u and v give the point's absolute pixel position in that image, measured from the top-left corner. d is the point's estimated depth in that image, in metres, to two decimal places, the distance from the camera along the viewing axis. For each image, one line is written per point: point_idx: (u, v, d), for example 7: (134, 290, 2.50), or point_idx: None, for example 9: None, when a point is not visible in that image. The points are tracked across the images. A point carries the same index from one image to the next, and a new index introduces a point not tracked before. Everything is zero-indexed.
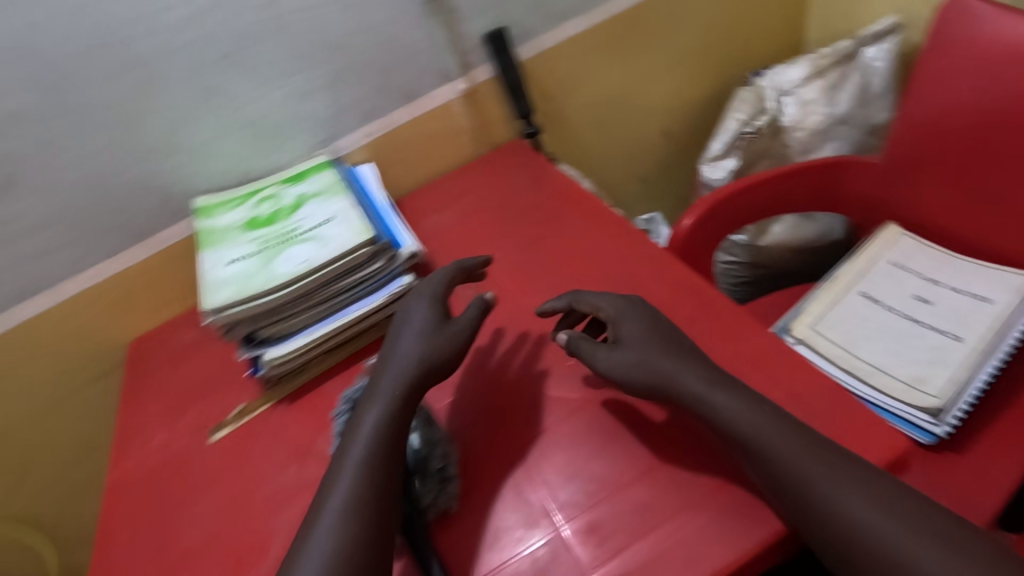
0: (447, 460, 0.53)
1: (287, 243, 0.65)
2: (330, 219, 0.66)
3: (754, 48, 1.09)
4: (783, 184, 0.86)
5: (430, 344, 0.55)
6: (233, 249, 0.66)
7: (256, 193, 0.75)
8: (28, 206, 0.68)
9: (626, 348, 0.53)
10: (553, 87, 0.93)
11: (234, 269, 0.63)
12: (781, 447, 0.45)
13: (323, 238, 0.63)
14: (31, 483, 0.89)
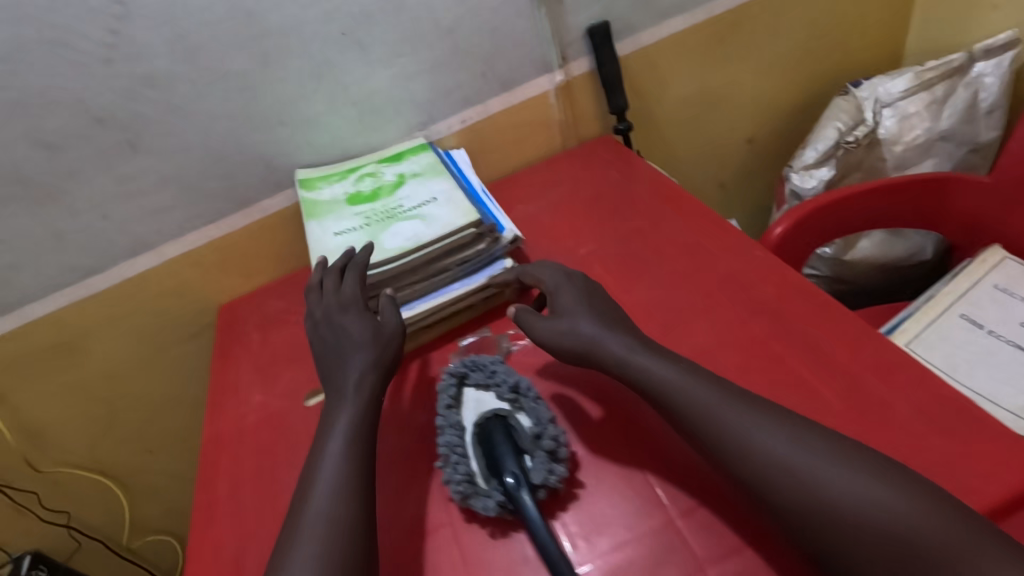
0: (560, 441, 0.49)
1: (392, 219, 0.68)
2: (433, 199, 0.69)
3: (849, 58, 1.06)
4: (876, 199, 0.83)
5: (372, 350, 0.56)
6: (339, 221, 0.70)
7: (358, 169, 0.77)
8: (148, 167, 0.71)
9: (560, 318, 0.56)
10: (646, 85, 0.93)
11: (342, 240, 0.67)
12: (725, 437, 0.46)
13: (429, 217, 0.66)
14: (115, 434, 0.93)
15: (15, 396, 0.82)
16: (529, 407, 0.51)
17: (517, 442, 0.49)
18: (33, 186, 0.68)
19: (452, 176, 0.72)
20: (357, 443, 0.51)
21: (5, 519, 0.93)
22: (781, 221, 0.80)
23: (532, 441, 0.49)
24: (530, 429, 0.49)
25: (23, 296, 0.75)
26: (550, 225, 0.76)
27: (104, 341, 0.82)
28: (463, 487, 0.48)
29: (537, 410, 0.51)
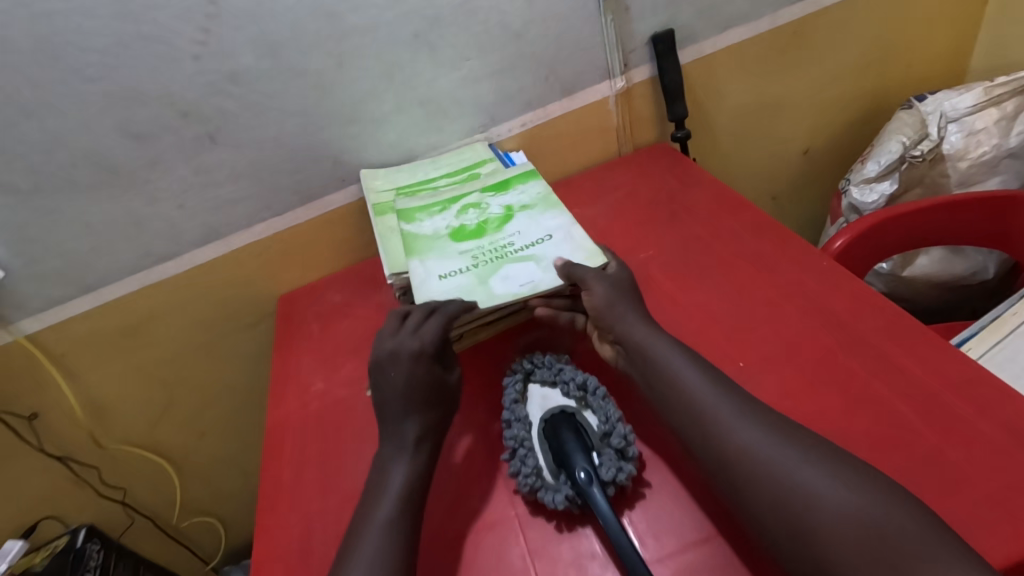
0: (628, 440, 0.50)
1: (503, 260, 0.64)
2: (546, 238, 0.65)
3: (912, 72, 1.05)
4: (933, 219, 0.82)
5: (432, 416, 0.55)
6: (443, 261, 0.65)
7: (459, 199, 0.74)
8: (224, 160, 0.74)
9: (597, 278, 0.59)
10: (705, 94, 0.93)
11: (450, 282, 0.62)
12: (764, 487, 0.44)
13: (543, 258, 0.63)
14: (173, 416, 0.96)
15: (84, 375, 0.86)
16: (597, 406, 0.53)
17: (586, 440, 0.50)
18: (117, 173, 0.71)
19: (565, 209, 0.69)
20: (391, 483, 0.51)
21: (65, 492, 0.97)
22: (841, 234, 0.79)
23: (599, 441, 0.50)
24: (599, 428, 0.51)
25: (99, 279, 0.78)
26: (607, 229, 0.77)
27: (168, 327, 0.85)
28: (530, 481, 0.49)
29: (606, 409, 0.52)
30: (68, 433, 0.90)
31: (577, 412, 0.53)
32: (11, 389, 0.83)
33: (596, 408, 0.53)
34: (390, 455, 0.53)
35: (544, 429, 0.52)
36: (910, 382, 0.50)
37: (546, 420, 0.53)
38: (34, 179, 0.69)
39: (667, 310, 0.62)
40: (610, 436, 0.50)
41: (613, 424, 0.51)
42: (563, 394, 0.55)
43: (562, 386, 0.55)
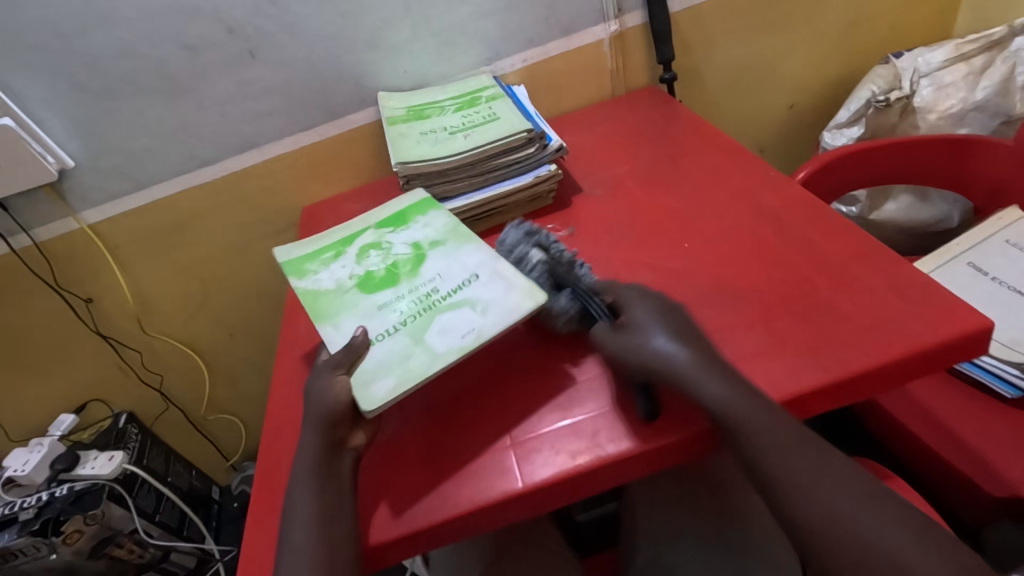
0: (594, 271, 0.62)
1: (433, 311, 0.59)
2: (472, 278, 0.61)
3: (898, 34, 1.11)
4: (885, 155, 0.93)
5: (325, 466, 0.52)
6: (367, 321, 0.60)
7: (364, 253, 0.70)
8: (261, 75, 0.86)
9: (637, 330, 0.53)
10: (694, 43, 1.01)
11: (381, 349, 0.56)
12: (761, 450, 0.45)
13: (478, 302, 0.58)
14: (205, 315, 1.08)
15: (133, 266, 0.99)
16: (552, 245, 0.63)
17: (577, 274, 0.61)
18: (172, 81, 0.84)
19: (482, 245, 0.65)
20: (301, 506, 0.50)
21: (111, 376, 1.11)
22: (803, 167, 0.90)
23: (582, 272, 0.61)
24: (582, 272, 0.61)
25: (151, 178, 0.91)
26: (593, 152, 0.86)
27: (207, 228, 0.98)
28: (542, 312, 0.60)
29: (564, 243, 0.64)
30: (116, 317, 1.04)
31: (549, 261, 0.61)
32: (73, 273, 0.97)
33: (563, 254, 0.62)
34: (294, 484, 0.51)
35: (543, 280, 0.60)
36: (824, 256, 0.59)
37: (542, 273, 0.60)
38: (103, 81, 0.82)
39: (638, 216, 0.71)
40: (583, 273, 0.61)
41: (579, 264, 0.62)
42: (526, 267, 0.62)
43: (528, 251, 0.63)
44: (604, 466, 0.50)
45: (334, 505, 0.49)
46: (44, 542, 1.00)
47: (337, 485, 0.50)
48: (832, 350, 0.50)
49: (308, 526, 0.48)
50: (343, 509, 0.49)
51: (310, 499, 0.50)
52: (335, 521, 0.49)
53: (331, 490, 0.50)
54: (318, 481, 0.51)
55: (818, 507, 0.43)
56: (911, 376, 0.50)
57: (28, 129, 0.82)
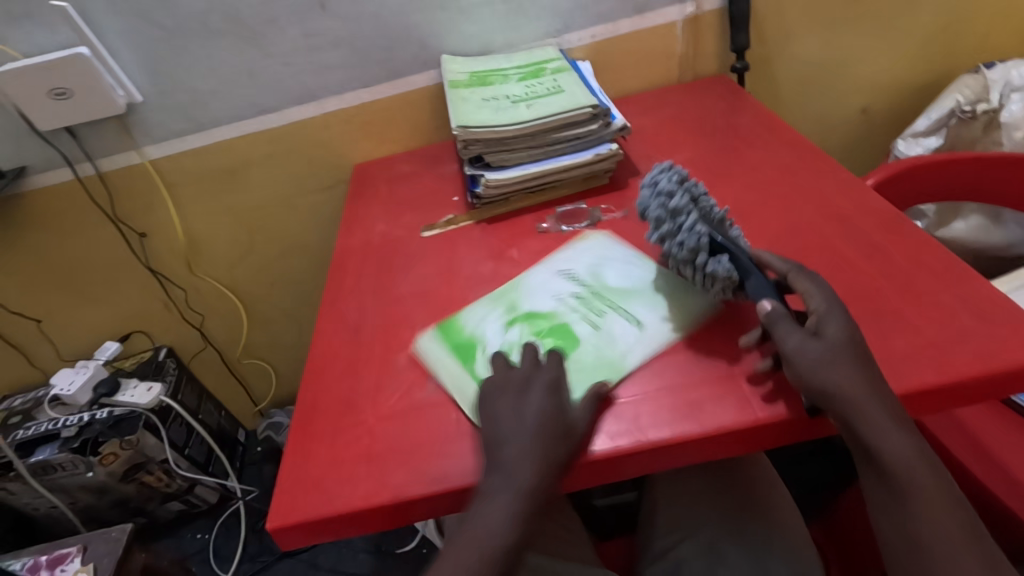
0: (700, 245, 0.55)
1: (604, 296, 0.61)
2: (592, 266, 0.65)
3: (992, 43, 1.04)
4: (971, 170, 0.88)
5: (548, 444, 0.48)
6: (606, 348, 0.55)
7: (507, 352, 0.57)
8: (328, 27, 0.86)
9: (796, 344, 0.46)
10: (772, 33, 0.97)
11: (653, 333, 0.55)
12: (912, 515, 0.43)
13: (624, 269, 0.64)
14: (251, 261, 1.10)
15: (187, 205, 1.01)
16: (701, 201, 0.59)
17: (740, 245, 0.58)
18: (242, 25, 0.85)
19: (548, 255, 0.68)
20: (509, 448, 0.48)
21: (156, 310, 1.15)
22: (873, 174, 0.87)
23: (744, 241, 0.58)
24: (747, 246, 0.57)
25: (213, 120, 0.92)
26: (654, 137, 0.84)
27: (260, 175, 0.99)
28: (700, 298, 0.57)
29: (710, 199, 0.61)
30: (166, 254, 1.07)
31: (705, 232, 0.55)
32: (130, 205, 0.99)
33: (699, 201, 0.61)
34: (512, 429, 0.49)
35: (692, 255, 0.55)
36: (891, 266, 0.56)
37: (695, 244, 0.55)
38: (177, 19, 0.83)
39: None
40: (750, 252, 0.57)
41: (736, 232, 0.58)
42: (678, 247, 0.56)
43: (671, 226, 0.57)
44: (676, 449, 0.47)
45: (554, 445, 0.47)
46: (83, 459, 1.06)
47: (554, 427, 0.48)
48: (894, 360, 0.48)
49: (493, 479, 0.47)
50: (566, 440, 0.48)
51: (524, 440, 0.48)
52: (535, 463, 0.47)
53: (549, 431, 0.48)
54: (532, 419, 0.49)
55: (917, 539, 0.43)
56: (974, 399, 0.47)
57: (102, 59, 0.84)
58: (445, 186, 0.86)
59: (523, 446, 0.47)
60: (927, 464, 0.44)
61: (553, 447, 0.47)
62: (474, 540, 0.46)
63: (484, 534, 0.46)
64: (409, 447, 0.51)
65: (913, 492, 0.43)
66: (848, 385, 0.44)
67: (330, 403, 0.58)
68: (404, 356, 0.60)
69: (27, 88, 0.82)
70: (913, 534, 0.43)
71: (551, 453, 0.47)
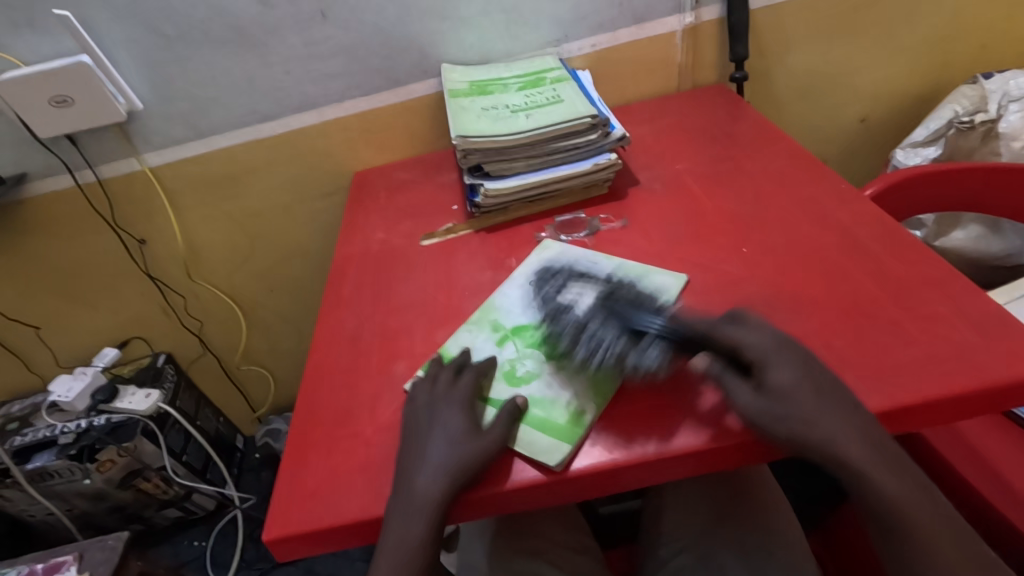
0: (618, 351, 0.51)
1: (583, 293, 0.63)
2: (566, 266, 0.67)
3: (991, 53, 1.05)
4: (969, 180, 0.88)
5: (457, 458, 0.48)
6: None
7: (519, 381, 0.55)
8: (329, 36, 0.87)
9: (745, 396, 0.46)
10: (771, 43, 0.97)
11: None
12: (907, 540, 0.43)
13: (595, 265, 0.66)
14: (251, 267, 1.10)
15: (187, 213, 1.01)
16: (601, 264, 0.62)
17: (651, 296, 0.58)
18: (242, 33, 0.85)
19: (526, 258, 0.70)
20: (422, 465, 0.48)
21: (155, 316, 1.15)
22: (872, 184, 0.87)
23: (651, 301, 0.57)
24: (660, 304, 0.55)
25: (213, 128, 0.93)
26: (653, 146, 0.84)
27: (260, 182, 0.99)
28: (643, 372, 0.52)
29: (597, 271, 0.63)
30: (166, 261, 1.07)
31: (616, 337, 0.52)
32: (130, 212, 1.00)
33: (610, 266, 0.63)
34: (426, 445, 0.50)
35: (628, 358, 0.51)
36: (890, 277, 0.56)
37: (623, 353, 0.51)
38: (178, 27, 0.83)
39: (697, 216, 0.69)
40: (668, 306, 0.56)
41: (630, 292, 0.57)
42: (604, 354, 0.52)
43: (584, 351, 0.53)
44: (663, 467, 0.47)
45: (468, 456, 0.48)
46: (79, 466, 1.06)
47: (464, 440, 0.49)
48: (893, 373, 0.48)
49: (404, 495, 0.47)
50: (484, 453, 0.48)
51: (437, 455, 0.48)
52: (445, 474, 0.47)
53: (466, 443, 0.49)
54: (448, 435, 0.49)
55: (915, 562, 0.42)
56: (972, 412, 0.47)
57: (103, 67, 0.84)
58: (445, 194, 0.86)
59: (432, 463, 0.48)
60: (917, 485, 0.44)
61: (462, 461, 0.48)
62: (397, 546, 0.46)
63: (404, 541, 0.46)
64: None
65: (906, 517, 0.43)
66: (813, 417, 0.45)
67: (327, 413, 0.57)
68: (403, 365, 0.60)
69: (27, 95, 0.83)
70: (911, 560, 0.42)
71: (457, 468, 0.48)
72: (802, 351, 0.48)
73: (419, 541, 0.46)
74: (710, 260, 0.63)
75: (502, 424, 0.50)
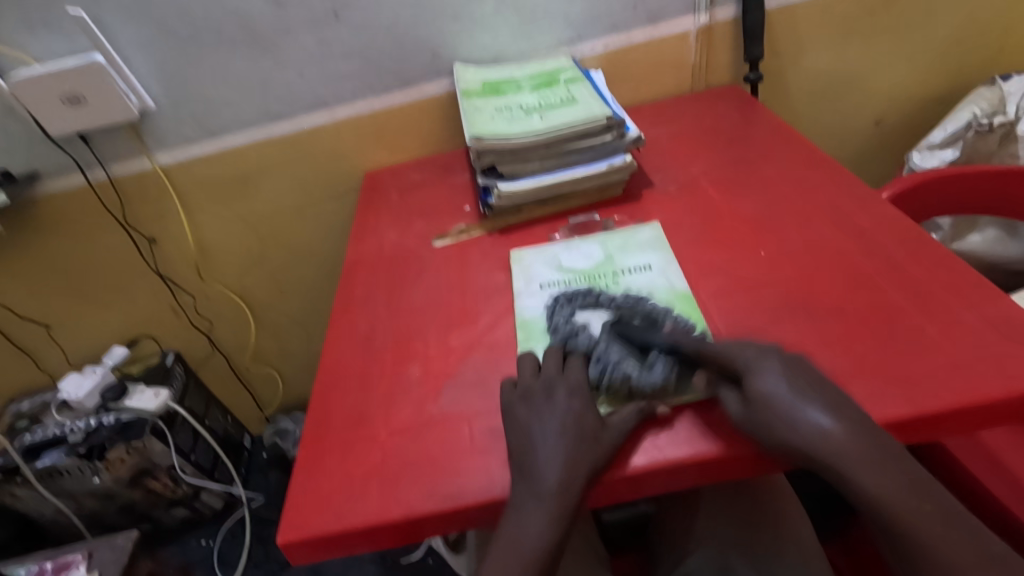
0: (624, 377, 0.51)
1: (587, 279, 0.64)
2: (560, 263, 0.67)
3: (1010, 54, 1.03)
4: (983, 183, 0.87)
5: (582, 451, 0.47)
6: (638, 282, 0.63)
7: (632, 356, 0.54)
8: (341, 36, 0.86)
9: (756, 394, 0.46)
10: (785, 44, 0.96)
11: (646, 277, 0.63)
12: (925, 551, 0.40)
13: (585, 254, 0.68)
14: (261, 267, 1.10)
15: (197, 212, 1.01)
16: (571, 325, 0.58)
17: (637, 339, 0.54)
18: (254, 32, 0.85)
19: (516, 262, 0.69)
20: (544, 458, 0.47)
21: (164, 315, 1.15)
22: (888, 187, 0.86)
23: (638, 358, 0.53)
24: (655, 374, 0.50)
25: (224, 127, 0.92)
26: (667, 147, 0.84)
27: (270, 181, 0.99)
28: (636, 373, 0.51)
29: (574, 329, 0.57)
30: (176, 260, 1.07)
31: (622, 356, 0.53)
32: (140, 212, 0.99)
33: (592, 304, 0.59)
34: (540, 438, 0.48)
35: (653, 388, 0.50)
36: (912, 282, 0.55)
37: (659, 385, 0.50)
38: (190, 26, 0.83)
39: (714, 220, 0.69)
40: (665, 386, 0.50)
41: (618, 363, 0.52)
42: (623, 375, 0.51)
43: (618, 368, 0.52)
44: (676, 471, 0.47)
45: (591, 451, 0.47)
46: (88, 465, 1.06)
47: (595, 432, 0.48)
48: (918, 380, 0.47)
49: (529, 482, 0.47)
50: (612, 444, 0.47)
51: (557, 450, 0.47)
52: (577, 467, 0.47)
53: (590, 437, 0.48)
54: (563, 427, 0.49)
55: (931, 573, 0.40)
56: (998, 421, 0.46)
57: (115, 66, 0.84)
58: (456, 195, 0.86)
59: (554, 458, 0.47)
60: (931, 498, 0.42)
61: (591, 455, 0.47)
62: (516, 549, 0.46)
63: (524, 541, 0.45)
64: (420, 462, 0.51)
65: (916, 527, 0.41)
66: (906, 524, 0.41)
67: (341, 416, 0.57)
68: (416, 368, 0.60)
69: (41, 94, 0.83)
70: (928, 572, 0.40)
71: (586, 462, 0.47)
72: (869, 422, 0.44)
73: (544, 539, 0.45)
74: (727, 263, 0.63)
75: (629, 418, 0.48)
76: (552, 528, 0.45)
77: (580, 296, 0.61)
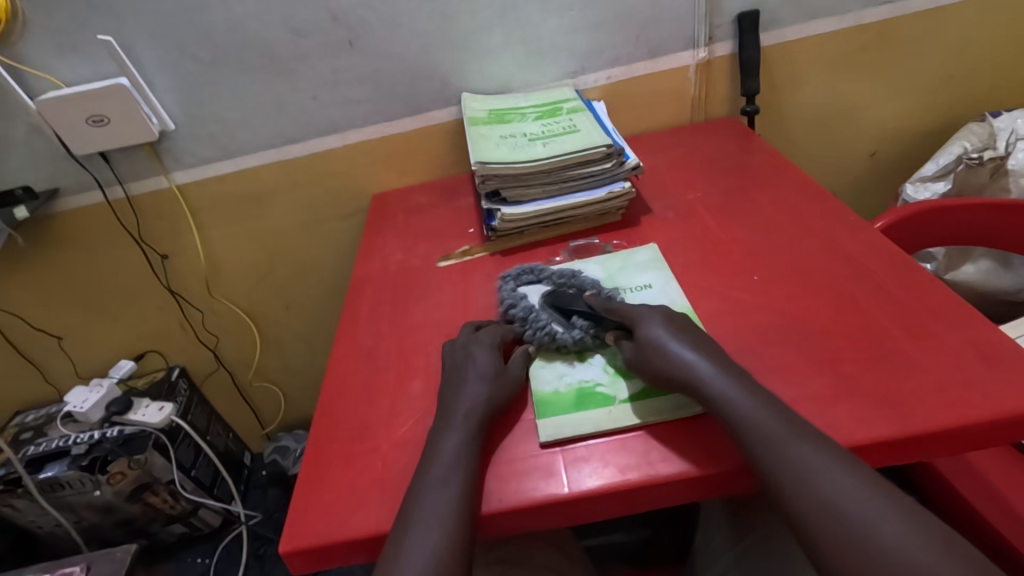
0: (541, 335, 0.60)
1: None
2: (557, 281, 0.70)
3: (1000, 90, 1.07)
4: (973, 216, 0.89)
5: (494, 387, 0.55)
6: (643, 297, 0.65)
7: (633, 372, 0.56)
8: (355, 64, 0.90)
9: (652, 324, 0.55)
10: (781, 79, 1.00)
11: (643, 295, 0.65)
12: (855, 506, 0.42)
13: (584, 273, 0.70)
14: (268, 284, 1.13)
15: (210, 229, 1.04)
16: (517, 297, 0.65)
17: (568, 306, 0.62)
18: (274, 60, 0.89)
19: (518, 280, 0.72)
20: (462, 394, 0.54)
21: (172, 330, 1.17)
22: (882, 217, 0.88)
23: (562, 321, 0.61)
24: (574, 333, 0.59)
25: (240, 148, 0.96)
26: (665, 174, 0.87)
27: (281, 202, 1.02)
28: (549, 335, 0.60)
29: (515, 297, 0.65)
30: (186, 276, 1.09)
31: (546, 319, 0.61)
32: (156, 229, 1.03)
33: (531, 280, 0.68)
34: (461, 377, 0.56)
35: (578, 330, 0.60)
36: (900, 306, 0.57)
37: (577, 338, 0.59)
38: (213, 53, 0.87)
39: (711, 245, 0.71)
40: (582, 341, 0.59)
41: (545, 324, 0.61)
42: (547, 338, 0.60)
43: (542, 328, 0.60)
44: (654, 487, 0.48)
45: (498, 389, 0.55)
46: (91, 478, 1.06)
47: (498, 374, 0.56)
48: (905, 403, 0.49)
49: (455, 476, 0.48)
50: (512, 386, 0.56)
51: (472, 389, 0.55)
52: (481, 404, 0.53)
53: (498, 377, 0.56)
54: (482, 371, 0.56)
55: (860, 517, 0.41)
56: (981, 442, 0.47)
57: (139, 88, 0.88)
58: (461, 218, 0.89)
59: (465, 402, 0.54)
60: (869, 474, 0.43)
61: (495, 394, 0.54)
62: (423, 521, 0.46)
63: (429, 512, 0.46)
64: None
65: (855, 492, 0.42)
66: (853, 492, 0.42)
67: (345, 429, 0.58)
68: (418, 383, 0.61)
69: (67, 114, 0.86)
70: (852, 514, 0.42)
71: (493, 398, 0.54)
72: None
73: (446, 515, 0.46)
74: (722, 287, 0.65)
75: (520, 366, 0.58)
76: (458, 502, 0.47)
77: (525, 274, 0.69)
